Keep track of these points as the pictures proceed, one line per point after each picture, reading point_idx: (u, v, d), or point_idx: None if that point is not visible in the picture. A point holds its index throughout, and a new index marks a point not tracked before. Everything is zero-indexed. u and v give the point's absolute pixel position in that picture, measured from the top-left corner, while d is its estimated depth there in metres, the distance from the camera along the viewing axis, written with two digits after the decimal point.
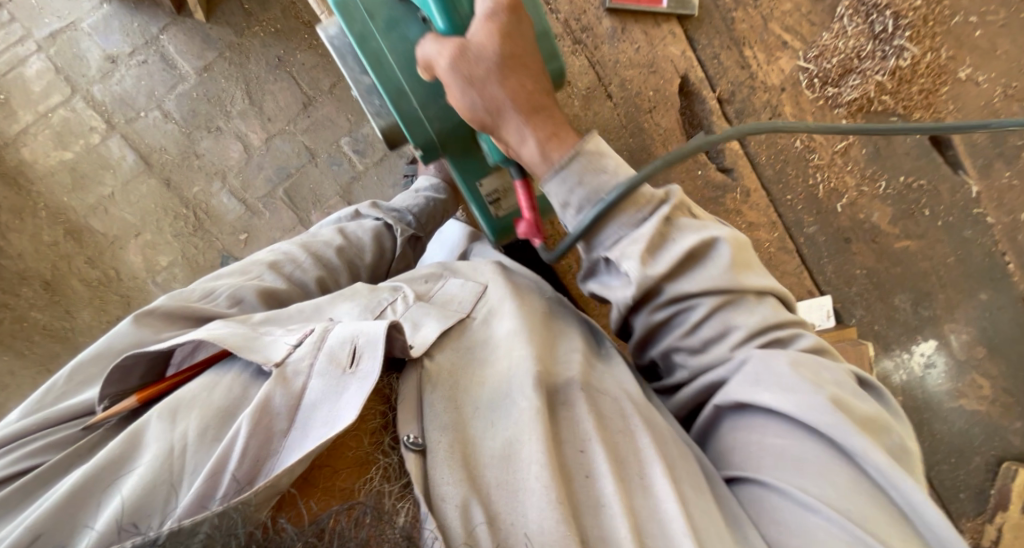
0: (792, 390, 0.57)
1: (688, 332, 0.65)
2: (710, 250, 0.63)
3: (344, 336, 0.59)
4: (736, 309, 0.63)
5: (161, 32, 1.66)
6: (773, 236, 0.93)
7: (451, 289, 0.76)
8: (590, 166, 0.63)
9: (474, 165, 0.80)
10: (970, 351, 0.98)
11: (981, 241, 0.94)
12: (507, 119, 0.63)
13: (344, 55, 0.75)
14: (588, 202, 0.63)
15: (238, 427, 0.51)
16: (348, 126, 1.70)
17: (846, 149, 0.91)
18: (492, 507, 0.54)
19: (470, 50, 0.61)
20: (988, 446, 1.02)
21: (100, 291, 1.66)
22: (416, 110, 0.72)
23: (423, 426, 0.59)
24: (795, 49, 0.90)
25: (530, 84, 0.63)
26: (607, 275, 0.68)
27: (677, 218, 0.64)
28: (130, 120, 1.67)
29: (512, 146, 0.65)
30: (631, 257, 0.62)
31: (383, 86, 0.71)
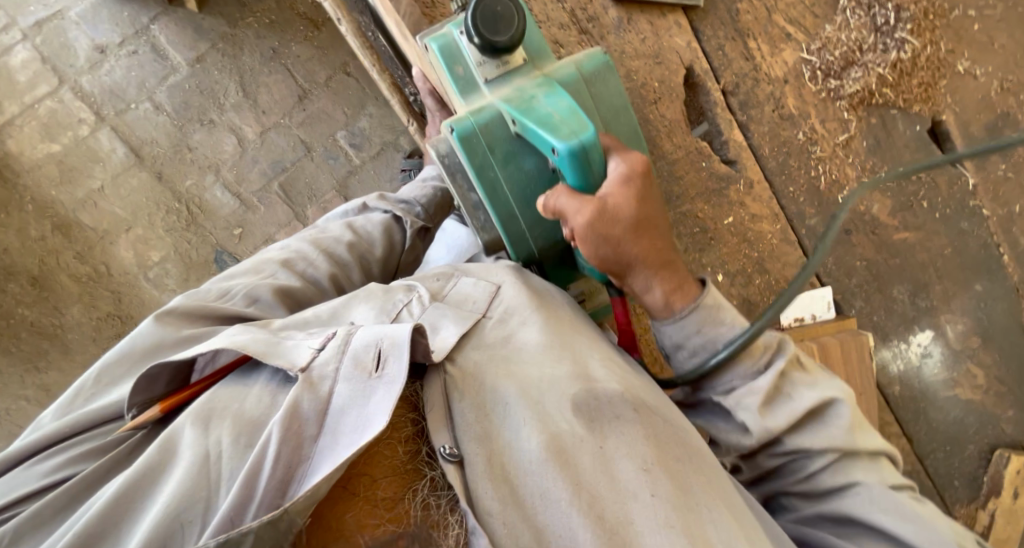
0: (913, 521, 0.61)
1: (806, 479, 0.67)
2: (828, 408, 0.66)
3: (368, 339, 0.58)
4: (856, 463, 0.65)
5: (151, 22, 1.65)
6: (775, 228, 0.94)
7: (465, 289, 0.75)
8: (709, 318, 0.68)
9: (564, 273, 0.83)
10: (965, 341, 1.00)
11: (977, 233, 0.96)
12: (636, 272, 0.66)
13: (453, 173, 0.76)
14: (703, 348, 0.69)
15: (269, 434, 0.51)
16: (345, 119, 1.70)
17: (848, 141, 0.92)
18: (537, 521, 0.55)
19: (609, 210, 0.63)
20: (982, 435, 1.04)
21: (90, 287, 1.64)
22: (523, 230, 0.74)
23: (455, 434, 0.60)
24: (798, 41, 0.91)
25: (659, 241, 0.65)
26: (714, 416, 0.72)
27: (791, 372, 0.68)
28: (120, 112, 1.65)
29: (635, 292, 0.69)
30: (748, 409, 0.66)
31: (495, 210, 0.72)
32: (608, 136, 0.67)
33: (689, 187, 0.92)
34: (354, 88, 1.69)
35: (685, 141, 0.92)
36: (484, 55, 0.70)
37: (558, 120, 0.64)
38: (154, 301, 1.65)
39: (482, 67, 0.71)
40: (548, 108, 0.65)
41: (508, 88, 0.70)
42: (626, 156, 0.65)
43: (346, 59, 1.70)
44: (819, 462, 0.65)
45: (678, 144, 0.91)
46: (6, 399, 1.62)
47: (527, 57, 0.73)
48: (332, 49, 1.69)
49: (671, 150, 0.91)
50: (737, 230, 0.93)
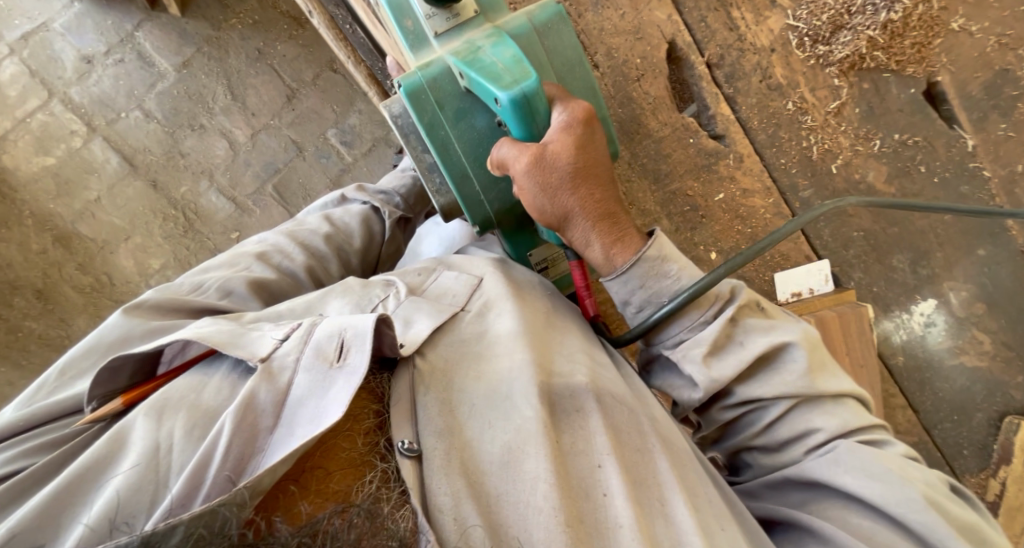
0: (878, 479, 0.58)
1: (763, 432, 0.65)
2: (782, 353, 0.65)
3: (332, 330, 0.59)
4: (813, 409, 0.64)
5: (136, 29, 1.64)
6: (768, 202, 0.91)
7: (445, 282, 0.76)
8: (653, 271, 0.68)
9: (525, 238, 0.84)
10: (970, 308, 0.97)
11: (978, 196, 0.92)
12: (575, 222, 0.68)
13: (407, 134, 0.75)
14: (648, 303, 0.69)
15: (221, 425, 0.51)
16: (334, 117, 1.68)
17: (839, 109, 0.89)
18: (496, 518, 0.54)
19: (547, 158, 0.65)
20: (991, 403, 1.01)
21: (93, 298, 1.64)
22: (477, 193, 0.75)
23: (417, 430, 0.59)
24: (783, 8, 0.88)
25: (600, 193, 0.67)
26: (669, 372, 0.71)
27: (744, 318, 0.67)
28: (111, 121, 1.64)
29: (577, 245, 0.70)
30: (694, 360, 0.65)
31: (447, 170, 0.72)
32: (554, 86, 0.69)
33: (677, 165, 0.91)
34: (341, 85, 1.67)
35: (671, 117, 0.90)
36: (432, 6, 0.69)
37: (499, 68, 0.65)
38: None
39: (431, 21, 0.70)
40: (492, 58, 0.66)
41: (458, 41, 0.71)
42: (569, 105, 0.67)
43: (332, 56, 1.68)
44: (774, 413, 0.64)
45: (665, 121, 0.89)
46: None
47: (478, 8, 0.73)
48: (317, 47, 1.67)
49: (657, 128, 0.90)
50: (728, 206, 0.91)
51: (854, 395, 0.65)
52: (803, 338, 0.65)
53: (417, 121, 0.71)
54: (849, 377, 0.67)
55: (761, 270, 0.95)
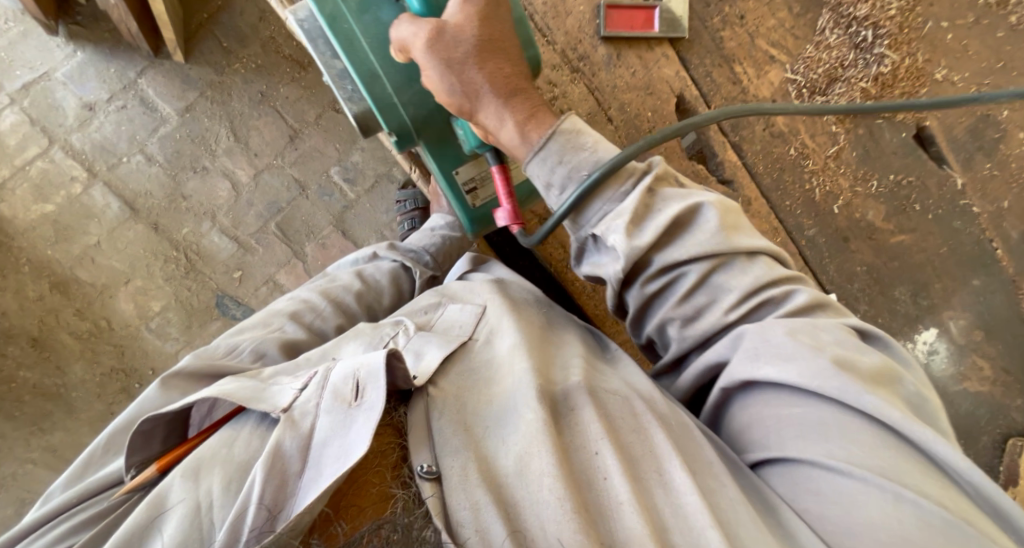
0: (794, 359, 0.60)
1: (684, 300, 0.68)
2: (696, 216, 0.68)
3: (347, 372, 0.60)
4: (728, 272, 0.67)
5: (139, 76, 1.68)
6: (777, 241, 0.95)
7: (451, 315, 0.79)
8: (568, 144, 0.70)
9: (451, 154, 0.85)
10: (969, 335, 1.01)
11: (969, 230, 0.98)
12: (485, 102, 0.70)
13: (315, 38, 0.80)
14: (569, 180, 0.70)
15: (253, 477, 0.53)
16: (337, 154, 1.72)
17: (838, 153, 0.95)
18: (519, 523, 0.55)
19: (448, 33, 0.68)
20: (993, 424, 1.05)
21: (91, 343, 1.63)
22: (388, 94, 0.77)
23: (435, 453, 0.59)
24: (782, 62, 0.94)
25: (507, 67, 0.71)
26: (595, 253, 0.72)
27: (660, 190, 0.70)
28: (112, 167, 1.67)
29: (493, 130, 0.72)
30: (617, 231, 0.67)
31: (356, 68, 0.76)
32: None
33: None
34: (344, 124, 1.72)
35: (682, 164, 0.93)
36: None
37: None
38: (157, 351, 1.65)
39: None
40: None
41: None
42: None
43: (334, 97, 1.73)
44: (691, 280, 0.67)
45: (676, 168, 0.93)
46: (11, 465, 1.58)
47: None
48: (319, 88, 1.72)
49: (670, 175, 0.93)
50: None
51: (766, 251, 0.68)
52: (716, 201, 0.68)
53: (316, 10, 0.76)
54: (758, 235, 0.70)
55: None
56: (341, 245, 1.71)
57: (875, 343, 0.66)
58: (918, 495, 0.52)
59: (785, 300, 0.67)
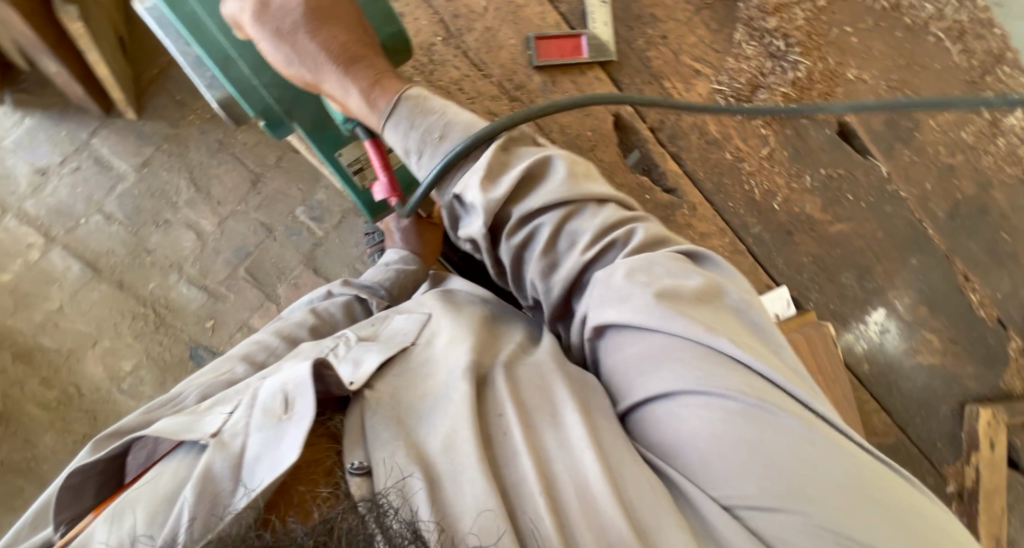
0: (628, 295, 0.66)
1: (545, 255, 0.73)
2: (547, 169, 0.75)
3: (275, 388, 0.63)
4: (577, 219, 0.73)
5: (91, 136, 1.68)
6: (725, 241, 1.00)
7: (397, 325, 0.80)
8: (416, 108, 0.77)
9: (330, 136, 0.92)
10: (915, 311, 1.07)
11: (901, 214, 1.04)
12: (325, 72, 0.77)
13: (164, 27, 0.81)
14: (425, 145, 0.77)
15: (183, 500, 0.55)
16: (301, 195, 1.72)
17: (771, 153, 1.01)
18: (441, 497, 0.57)
19: (277, 8, 0.74)
20: (952, 394, 1.09)
21: (60, 411, 1.60)
22: (249, 78, 0.82)
23: (367, 450, 0.61)
24: (707, 75, 0.99)
25: (342, 35, 0.77)
26: (466, 217, 0.77)
27: (515, 150, 0.77)
28: (70, 229, 1.66)
29: (341, 98, 0.79)
30: (473, 188, 0.73)
31: (209, 54, 0.80)
32: None
33: None
34: (305, 164, 1.73)
35: (626, 178, 0.98)
36: None
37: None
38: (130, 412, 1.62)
39: None
40: None
41: None
42: None
43: None
44: (545, 227, 0.73)
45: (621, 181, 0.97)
46: None
47: None
48: None
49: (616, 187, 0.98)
50: None
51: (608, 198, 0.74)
52: (561, 155, 0.76)
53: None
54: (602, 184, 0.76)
55: None
56: (313, 282, 1.71)
57: (705, 263, 0.73)
58: (728, 395, 0.61)
59: (627, 238, 0.72)
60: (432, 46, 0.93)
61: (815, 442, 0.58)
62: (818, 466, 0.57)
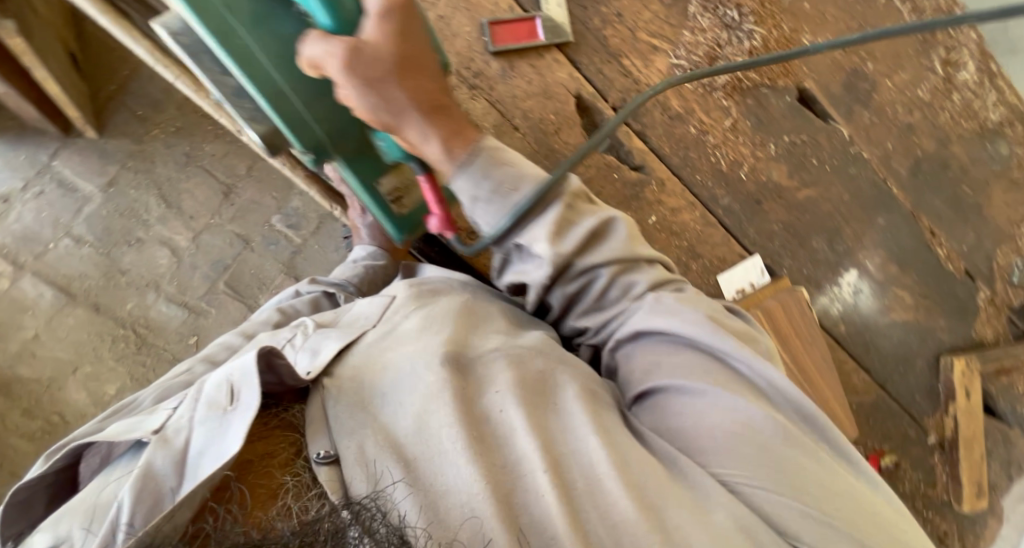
0: (677, 315, 0.74)
1: (596, 293, 0.78)
2: (610, 228, 0.77)
3: (219, 380, 0.62)
4: (632, 271, 0.78)
5: (52, 158, 1.64)
6: (694, 215, 1.02)
7: (359, 310, 0.81)
8: (495, 160, 0.71)
9: (368, 163, 0.85)
10: (886, 270, 1.09)
11: (865, 175, 1.06)
12: (406, 119, 0.66)
13: (190, 52, 0.69)
14: (495, 196, 0.71)
15: (122, 500, 0.54)
16: (276, 203, 1.70)
17: (734, 124, 1.01)
18: (420, 480, 0.59)
19: (365, 51, 0.61)
20: (927, 348, 1.12)
21: (46, 441, 1.58)
22: (300, 112, 0.73)
23: (332, 438, 0.62)
24: (665, 50, 0.99)
25: (427, 84, 0.66)
26: (517, 259, 0.78)
27: (580, 206, 0.76)
28: (39, 255, 1.63)
29: (415, 145, 0.68)
30: (542, 241, 0.73)
31: (260, 89, 0.68)
32: None
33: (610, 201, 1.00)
34: (277, 172, 1.70)
35: (594, 159, 1.00)
36: None
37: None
38: None
39: None
40: None
41: None
42: None
43: None
44: (603, 277, 0.77)
45: (588, 163, 0.99)
46: None
47: None
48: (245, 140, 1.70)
49: (584, 171, 0.99)
50: (661, 226, 1.01)
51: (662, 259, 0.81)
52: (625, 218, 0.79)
53: (189, 25, 0.66)
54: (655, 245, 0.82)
55: (701, 275, 1.03)
56: None
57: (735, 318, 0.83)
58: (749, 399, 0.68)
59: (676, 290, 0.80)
60: None
61: (811, 453, 0.67)
62: (812, 467, 0.65)
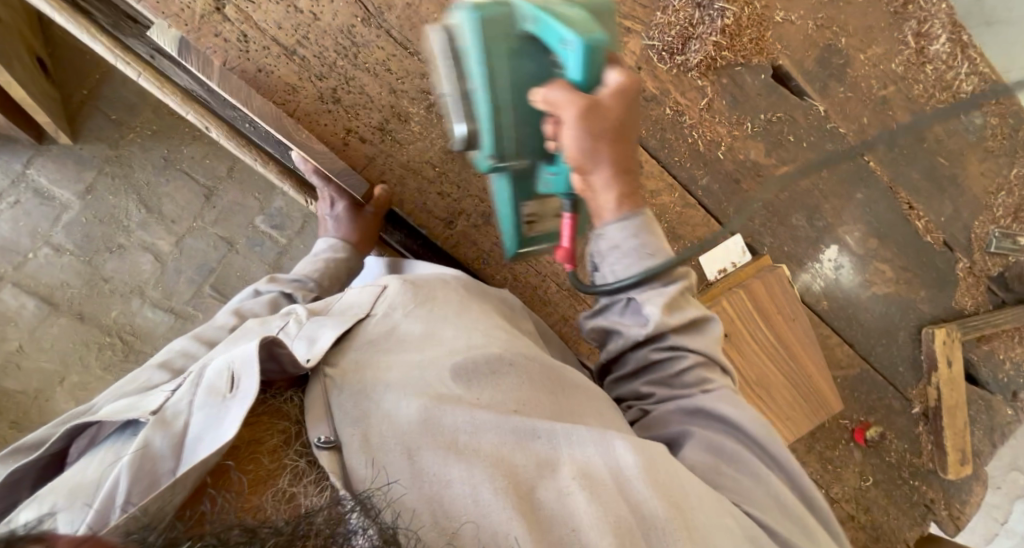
0: (749, 413, 0.67)
1: (673, 372, 0.70)
2: (706, 324, 0.73)
3: (220, 366, 0.59)
4: (712, 369, 0.71)
5: (27, 166, 1.61)
6: (674, 197, 1.02)
7: (350, 298, 0.77)
8: (646, 227, 0.70)
9: (524, 187, 0.78)
10: (866, 244, 1.10)
11: (843, 150, 1.06)
12: (599, 170, 0.67)
13: (450, 57, 0.70)
14: (634, 253, 0.69)
15: (117, 476, 0.50)
16: (259, 204, 1.68)
17: (710, 104, 1.01)
18: (423, 474, 0.55)
19: (599, 109, 0.63)
20: (908, 320, 1.14)
21: None
22: (506, 128, 0.70)
23: (333, 424, 0.59)
24: (638, 32, 0.99)
25: (626, 151, 0.67)
26: (613, 311, 0.74)
27: (693, 304, 0.72)
28: (19, 266, 1.61)
29: (590, 191, 0.69)
30: (655, 305, 0.69)
31: (484, 102, 0.67)
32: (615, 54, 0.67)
33: None
34: (258, 173, 1.67)
35: None
36: None
37: (573, 17, 0.62)
38: None
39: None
40: (564, 6, 0.63)
41: None
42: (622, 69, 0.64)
43: None
44: (688, 359, 0.70)
45: None
46: None
47: None
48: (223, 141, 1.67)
49: None
50: None
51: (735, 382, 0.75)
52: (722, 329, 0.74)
53: (457, 36, 0.68)
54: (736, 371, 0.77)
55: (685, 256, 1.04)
56: None
57: None
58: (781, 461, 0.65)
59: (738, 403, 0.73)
60: (353, 28, 0.91)
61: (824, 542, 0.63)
62: None
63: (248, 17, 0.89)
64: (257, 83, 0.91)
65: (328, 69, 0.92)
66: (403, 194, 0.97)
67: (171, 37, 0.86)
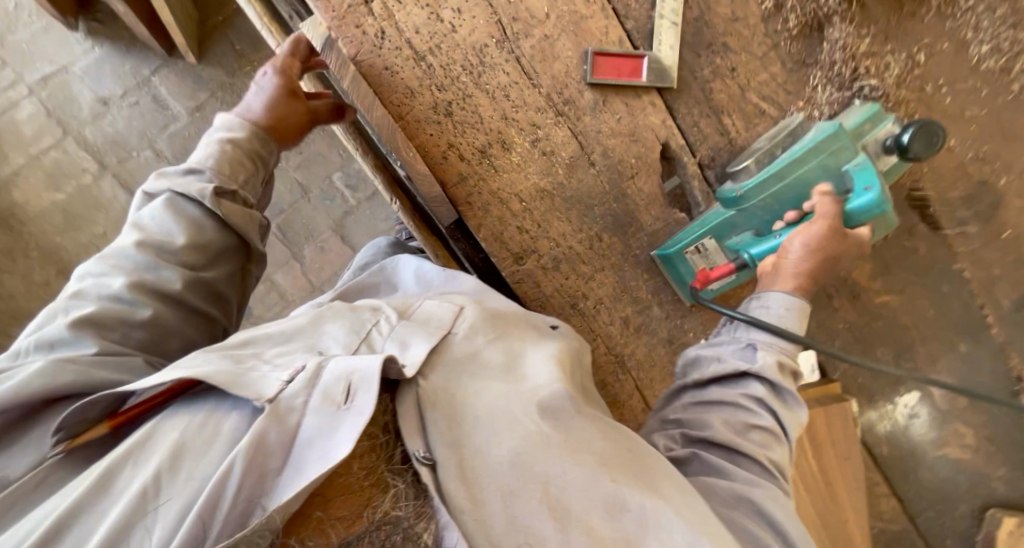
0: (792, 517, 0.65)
1: (741, 422, 0.72)
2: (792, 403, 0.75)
3: (338, 372, 0.56)
4: (776, 442, 0.72)
5: (153, 73, 1.69)
6: (748, 287, 0.99)
7: (429, 308, 0.74)
8: (791, 302, 0.83)
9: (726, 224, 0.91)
10: (952, 401, 0.99)
11: (957, 295, 0.97)
12: (807, 253, 0.82)
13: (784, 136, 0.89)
14: (770, 303, 0.84)
15: (231, 465, 0.49)
16: (341, 160, 1.71)
17: None
18: (518, 523, 0.54)
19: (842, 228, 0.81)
20: (973, 494, 1.02)
21: None
22: (772, 189, 0.85)
23: (428, 440, 0.59)
24: (772, 117, 0.92)
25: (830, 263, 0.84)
26: (724, 342, 0.82)
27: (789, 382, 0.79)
28: (122, 160, 1.70)
29: (785, 255, 0.84)
30: (767, 351, 0.78)
31: (783, 163, 0.84)
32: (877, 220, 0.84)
33: None
34: None
35: (663, 213, 0.96)
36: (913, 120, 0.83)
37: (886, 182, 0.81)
38: None
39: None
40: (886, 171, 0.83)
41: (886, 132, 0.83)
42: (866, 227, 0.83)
43: None
44: (763, 419, 0.72)
45: (656, 216, 0.96)
46: None
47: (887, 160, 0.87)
48: None
49: (650, 223, 0.96)
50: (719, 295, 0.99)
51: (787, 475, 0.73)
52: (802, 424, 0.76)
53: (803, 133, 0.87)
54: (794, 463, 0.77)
55: None
56: (340, 249, 1.72)
57: None
58: None
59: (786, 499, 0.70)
60: (485, 47, 0.89)
61: None
62: None
63: (390, 15, 0.87)
64: (380, 81, 0.89)
65: (449, 82, 0.90)
66: (484, 219, 0.95)
67: (321, 33, 0.88)
